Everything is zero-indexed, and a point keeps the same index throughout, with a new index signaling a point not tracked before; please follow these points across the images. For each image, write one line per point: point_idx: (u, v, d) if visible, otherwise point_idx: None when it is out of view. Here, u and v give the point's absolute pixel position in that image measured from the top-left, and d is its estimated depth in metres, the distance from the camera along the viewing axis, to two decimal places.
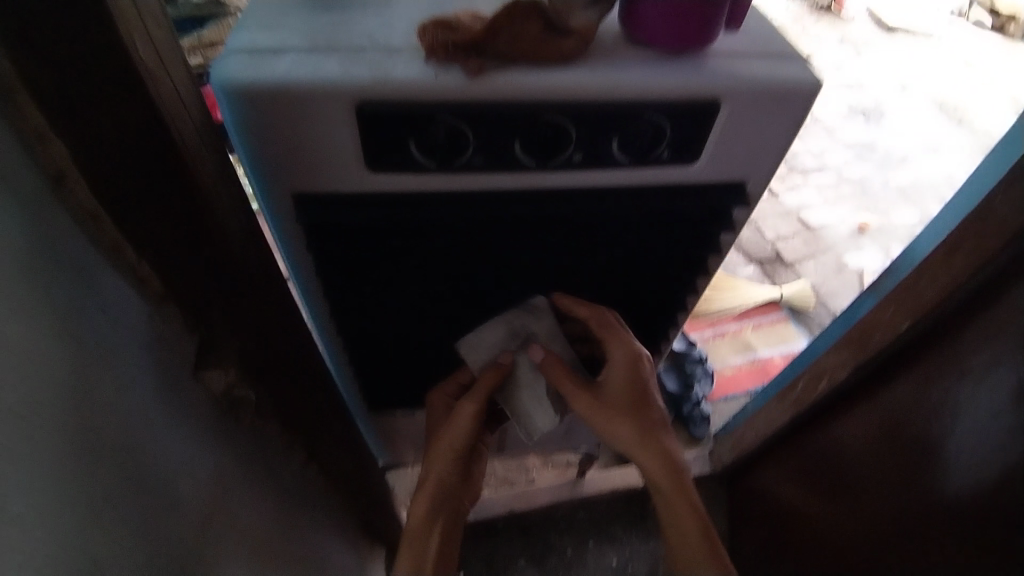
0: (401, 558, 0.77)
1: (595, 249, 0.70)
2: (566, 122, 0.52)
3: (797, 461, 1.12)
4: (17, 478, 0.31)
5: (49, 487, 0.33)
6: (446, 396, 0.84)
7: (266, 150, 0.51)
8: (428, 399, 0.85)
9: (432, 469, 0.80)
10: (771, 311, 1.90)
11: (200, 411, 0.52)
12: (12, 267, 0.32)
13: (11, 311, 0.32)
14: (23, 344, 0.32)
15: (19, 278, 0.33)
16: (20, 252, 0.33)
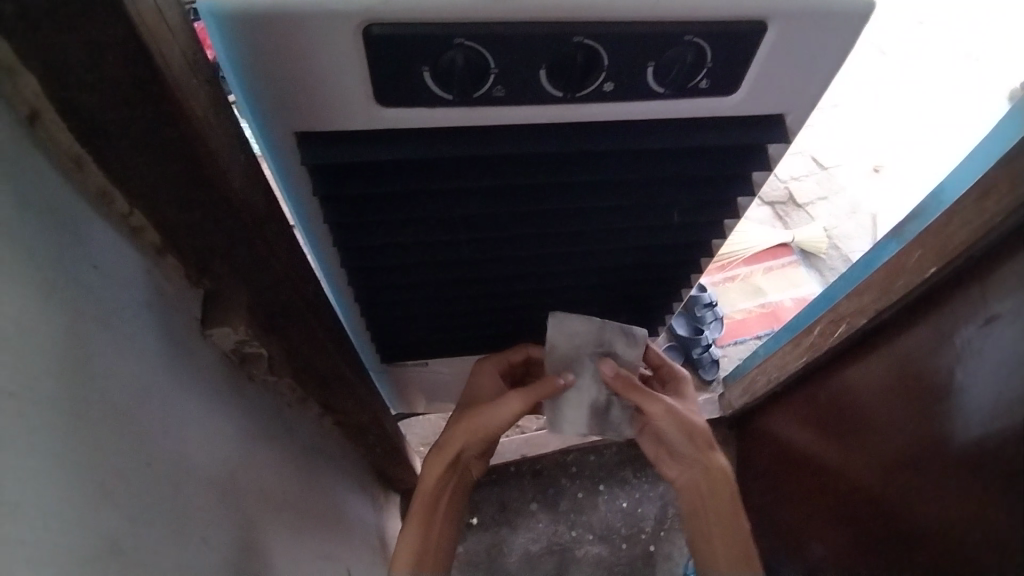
0: (410, 527, 0.75)
1: (621, 191, 0.65)
2: (597, 44, 0.47)
3: (809, 406, 1.08)
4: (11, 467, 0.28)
5: (50, 470, 0.30)
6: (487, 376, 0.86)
7: (265, 85, 0.46)
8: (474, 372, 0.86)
9: (454, 441, 0.77)
10: (782, 254, 1.85)
11: (210, 372, 0.49)
12: None
13: None
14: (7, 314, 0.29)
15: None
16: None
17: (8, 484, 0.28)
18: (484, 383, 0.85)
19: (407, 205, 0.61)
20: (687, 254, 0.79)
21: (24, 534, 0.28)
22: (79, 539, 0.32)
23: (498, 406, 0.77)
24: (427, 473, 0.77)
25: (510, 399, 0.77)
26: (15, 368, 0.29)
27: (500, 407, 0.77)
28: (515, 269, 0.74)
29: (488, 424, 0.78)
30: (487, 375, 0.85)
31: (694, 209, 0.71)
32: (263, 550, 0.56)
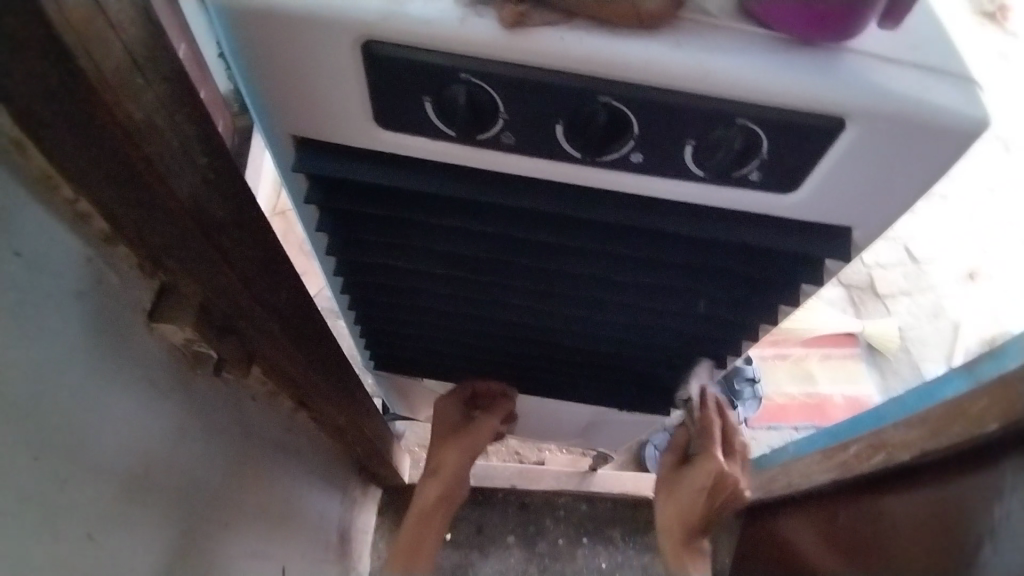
0: (407, 530, 0.82)
1: (648, 269, 0.58)
2: (626, 109, 0.40)
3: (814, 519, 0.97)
4: None
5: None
6: (456, 406, 0.88)
7: (259, 81, 0.42)
8: (437, 401, 0.89)
9: (447, 460, 0.87)
10: (845, 343, 1.70)
11: (150, 365, 0.47)
12: None
13: None
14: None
15: None
16: None
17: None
18: (446, 411, 0.88)
19: (408, 233, 0.55)
20: (712, 346, 0.71)
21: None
22: None
23: (480, 432, 0.86)
24: (421, 494, 0.86)
25: (486, 422, 0.86)
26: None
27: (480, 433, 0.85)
28: (518, 320, 0.68)
29: (474, 443, 0.88)
30: (446, 406, 0.88)
31: (726, 302, 0.63)
32: (178, 548, 0.54)
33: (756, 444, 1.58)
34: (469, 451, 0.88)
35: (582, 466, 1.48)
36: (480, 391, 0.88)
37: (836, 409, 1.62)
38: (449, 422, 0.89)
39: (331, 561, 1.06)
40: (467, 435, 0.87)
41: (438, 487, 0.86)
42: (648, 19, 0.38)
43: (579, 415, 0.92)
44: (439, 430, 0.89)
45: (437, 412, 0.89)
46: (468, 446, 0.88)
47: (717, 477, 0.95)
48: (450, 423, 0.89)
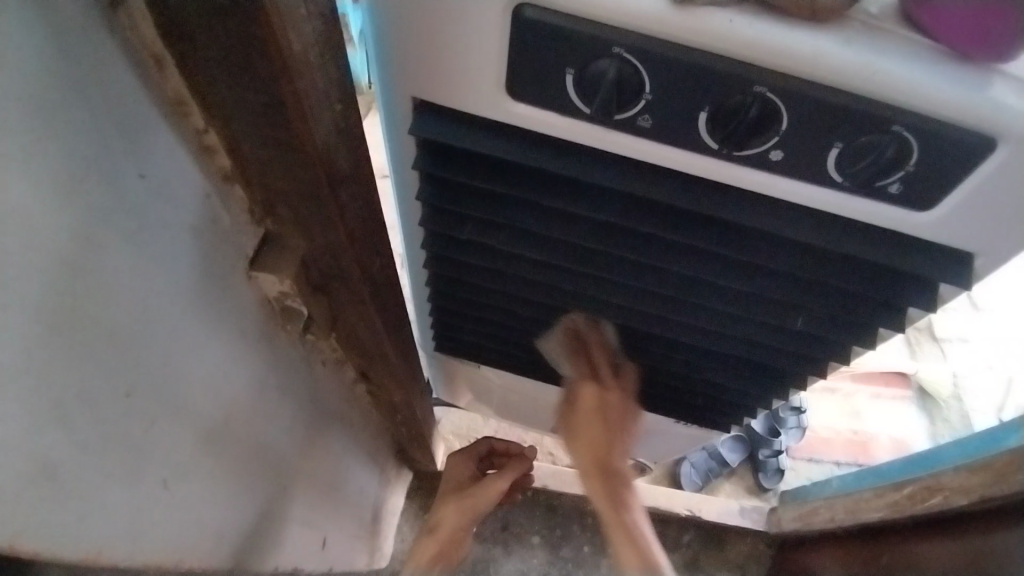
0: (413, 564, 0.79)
1: (750, 274, 0.55)
2: (779, 102, 0.38)
3: (850, 556, 1.04)
4: None
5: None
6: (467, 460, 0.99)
7: (395, 37, 0.41)
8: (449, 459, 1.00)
9: (446, 516, 0.86)
10: (897, 383, 1.63)
11: (244, 313, 0.46)
12: (19, 114, 0.25)
13: (14, 172, 0.25)
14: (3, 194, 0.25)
15: (26, 130, 0.25)
16: (40, 98, 0.26)
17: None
18: (458, 466, 0.99)
19: (510, 212, 0.53)
20: (793, 365, 0.67)
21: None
22: (19, 465, 0.28)
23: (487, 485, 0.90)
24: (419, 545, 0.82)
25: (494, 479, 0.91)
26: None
27: (485, 485, 0.90)
28: (598, 316, 0.65)
29: (476, 503, 0.88)
30: (461, 462, 0.99)
31: (822, 319, 0.60)
32: (239, 504, 0.53)
33: (795, 474, 1.52)
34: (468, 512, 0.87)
35: (614, 474, 1.43)
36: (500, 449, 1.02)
37: (881, 450, 1.55)
38: (457, 477, 0.97)
39: (362, 538, 1.05)
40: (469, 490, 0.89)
41: (433, 544, 0.82)
42: (823, 11, 0.35)
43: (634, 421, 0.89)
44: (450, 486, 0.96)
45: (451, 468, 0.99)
46: (470, 505, 0.87)
47: (603, 411, 0.69)
48: (459, 478, 0.97)
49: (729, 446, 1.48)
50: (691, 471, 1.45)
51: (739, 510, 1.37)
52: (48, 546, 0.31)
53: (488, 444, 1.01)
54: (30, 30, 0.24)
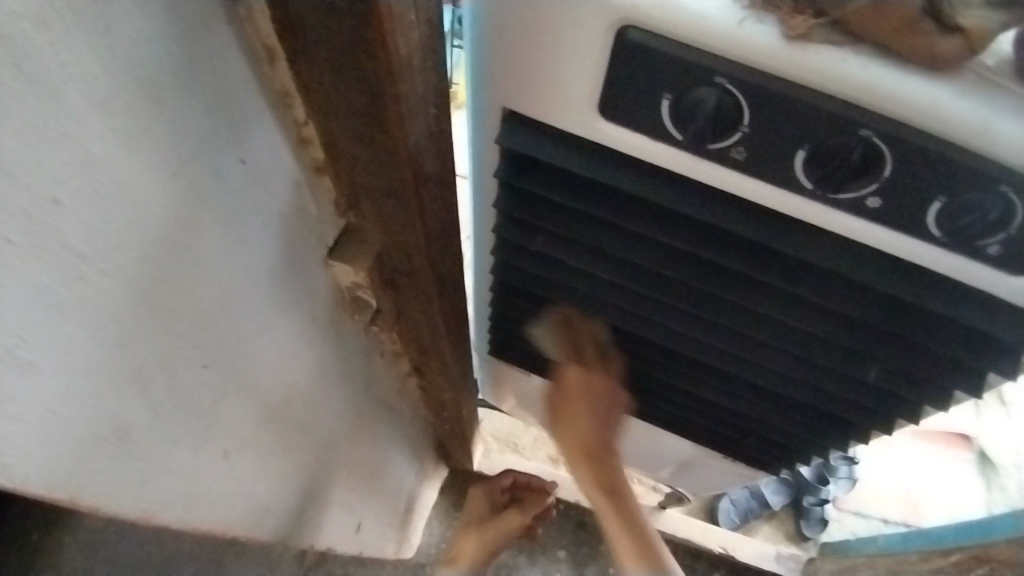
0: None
1: (825, 317, 0.53)
2: (886, 148, 0.36)
3: None
4: (64, 338, 0.27)
5: (81, 342, 0.28)
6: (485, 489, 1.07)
7: (493, 47, 0.41)
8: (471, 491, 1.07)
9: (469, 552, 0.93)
10: (954, 443, 1.46)
11: (316, 299, 0.48)
12: (137, 100, 0.26)
13: (124, 153, 0.27)
14: (110, 172, 0.26)
15: (139, 115, 0.27)
16: (158, 84, 0.27)
17: (21, 347, 0.25)
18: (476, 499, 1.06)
19: (582, 227, 0.53)
20: (857, 417, 0.64)
21: (20, 391, 0.26)
22: (90, 424, 0.30)
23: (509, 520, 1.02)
24: None
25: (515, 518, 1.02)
26: (91, 226, 0.26)
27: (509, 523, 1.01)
28: (657, 341, 0.64)
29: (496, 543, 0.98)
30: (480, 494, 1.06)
31: (897, 374, 0.57)
32: (287, 480, 0.56)
33: (839, 526, 1.44)
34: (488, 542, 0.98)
35: (650, 499, 1.39)
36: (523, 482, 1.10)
37: (932, 513, 1.42)
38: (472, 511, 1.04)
39: (394, 527, 1.07)
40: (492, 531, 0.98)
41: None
42: (938, 62, 0.34)
43: (679, 449, 0.87)
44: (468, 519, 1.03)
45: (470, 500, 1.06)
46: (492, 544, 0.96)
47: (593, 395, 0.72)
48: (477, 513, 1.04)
49: (772, 488, 1.42)
50: (728, 506, 1.39)
51: (776, 556, 1.34)
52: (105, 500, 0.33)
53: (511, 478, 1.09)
54: (159, 23, 0.26)
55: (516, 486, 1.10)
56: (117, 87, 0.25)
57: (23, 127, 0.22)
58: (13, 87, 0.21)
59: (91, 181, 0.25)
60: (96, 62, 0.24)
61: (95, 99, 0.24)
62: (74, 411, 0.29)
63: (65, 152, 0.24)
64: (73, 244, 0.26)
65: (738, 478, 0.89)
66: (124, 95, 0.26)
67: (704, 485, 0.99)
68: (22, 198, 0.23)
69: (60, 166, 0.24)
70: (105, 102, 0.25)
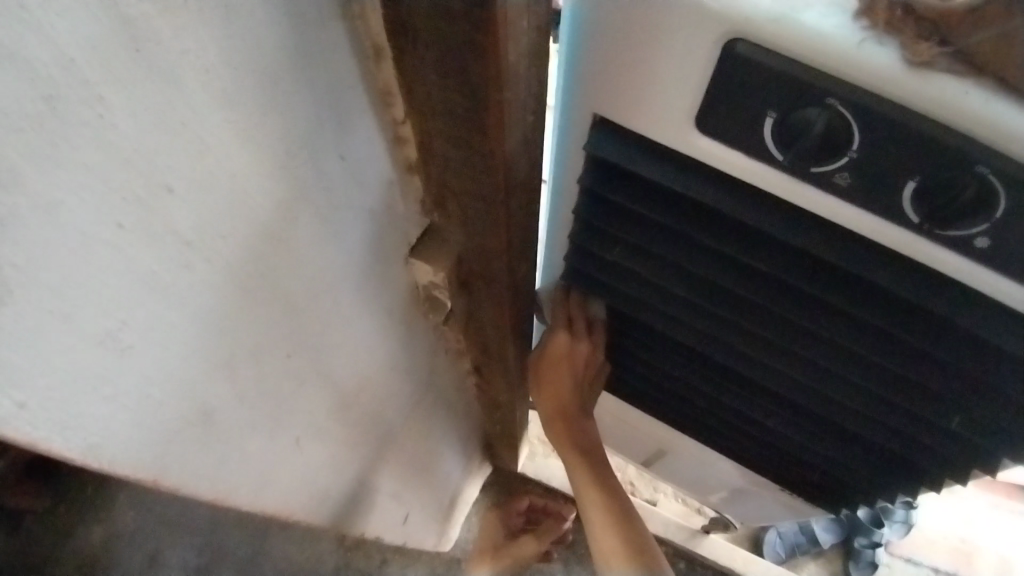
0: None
1: (915, 358, 0.50)
2: (1001, 191, 0.33)
3: None
4: (163, 318, 0.28)
5: (179, 324, 0.29)
6: (514, 514, 1.27)
7: (593, 55, 0.41)
8: (490, 517, 1.28)
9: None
10: (1012, 495, 1.37)
11: (394, 295, 0.49)
12: (253, 92, 0.27)
13: (235, 142, 0.27)
14: (222, 160, 0.27)
15: (253, 106, 0.28)
16: (273, 78, 0.28)
17: (125, 323, 0.26)
18: (490, 528, 1.27)
19: (662, 242, 0.52)
20: (935, 465, 0.60)
21: (116, 371, 0.27)
22: (178, 401, 0.31)
23: (523, 546, 1.22)
24: None
25: (529, 541, 1.23)
26: (200, 214, 0.27)
27: (518, 549, 1.21)
28: (725, 363, 0.62)
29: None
30: (502, 513, 1.28)
31: (987, 425, 0.53)
32: (348, 470, 0.57)
33: (888, 570, 1.34)
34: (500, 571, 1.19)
35: (694, 523, 1.35)
36: (537, 505, 1.28)
37: (986, 566, 1.33)
38: (485, 542, 1.25)
39: (436, 521, 1.08)
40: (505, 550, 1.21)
41: None
42: None
43: (733, 476, 0.84)
44: (483, 547, 1.24)
45: (488, 528, 1.27)
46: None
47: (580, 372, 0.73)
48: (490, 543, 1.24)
49: (824, 525, 1.35)
50: (774, 538, 1.33)
51: None
52: (183, 477, 0.34)
53: (523, 505, 1.27)
54: (282, 19, 0.27)
55: (532, 510, 1.28)
56: (233, 79, 0.26)
57: (145, 113, 0.23)
58: (135, 76, 0.22)
59: (203, 169, 0.26)
60: (218, 56, 0.25)
61: (213, 90, 0.25)
62: (165, 390, 0.30)
63: (185, 138, 0.25)
64: (179, 230, 0.27)
65: (794, 513, 0.86)
66: (238, 90, 0.26)
67: (757, 516, 0.95)
68: (137, 183, 0.24)
69: (179, 153, 0.25)
70: (223, 95, 0.26)
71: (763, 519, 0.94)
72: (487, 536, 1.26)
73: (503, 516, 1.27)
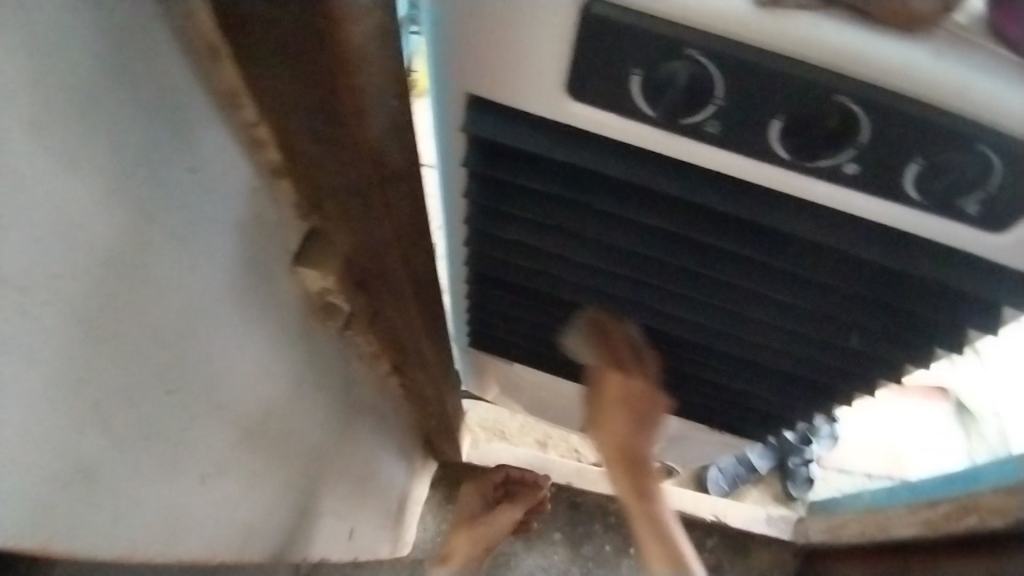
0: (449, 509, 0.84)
1: (808, 287, 0.52)
2: (862, 114, 0.35)
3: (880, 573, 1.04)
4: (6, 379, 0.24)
5: (32, 380, 0.26)
6: (479, 486, 1.09)
7: (453, 32, 0.39)
8: (463, 486, 1.09)
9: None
10: (930, 397, 1.51)
11: (286, 308, 0.46)
12: (71, 112, 0.24)
13: (57, 171, 0.24)
14: (44, 193, 0.24)
15: (72, 130, 0.24)
16: (90, 96, 0.25)
17: None
18: (468, 496, 1.08)
19: (554, 213, 0.51)
20: (840, 382, 0.64)
21: None
22: (48, 465, 0.28)
23: (500, 514, 1.04)
24: None
25: (507, 508, 1.06)
26: (29, 255, 0.24)
27: (500, 518, 1.03)
28: (636, 321, 0.63)
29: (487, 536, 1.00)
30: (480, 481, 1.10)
31: (880, 337, 0.57)
32: (273, 498, 0.54)
33: (826, 484, 1.45)
34: (479, 539, 0.99)
35: None
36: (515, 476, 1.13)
37: (913, 464, 1.46)
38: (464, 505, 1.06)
39: (387, 527, 1.06)
40: (482, 521, 1.02)
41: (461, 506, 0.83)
42: (911, 24, 0.33)
43: (667, 425, 0.87)
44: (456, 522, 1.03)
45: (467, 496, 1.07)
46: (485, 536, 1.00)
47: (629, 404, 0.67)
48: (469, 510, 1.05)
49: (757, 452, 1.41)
50: (716, 473, 1.40)
51: (766, 518, 1.37)
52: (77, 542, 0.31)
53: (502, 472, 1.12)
54: (89, 29, 0.24)
55: (508, 480, 1.12)
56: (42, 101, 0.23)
57: None
58: None
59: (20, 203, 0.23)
60: (17, 69, 0.21)
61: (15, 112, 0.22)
62: (32, 455, 0.27)
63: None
64: (7, 277, 0.23)
65: (727, 450, 0.90)
66: (54, 109, 0.23)
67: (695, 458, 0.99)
68: None
69: None
70: (32, 117, 0.22)
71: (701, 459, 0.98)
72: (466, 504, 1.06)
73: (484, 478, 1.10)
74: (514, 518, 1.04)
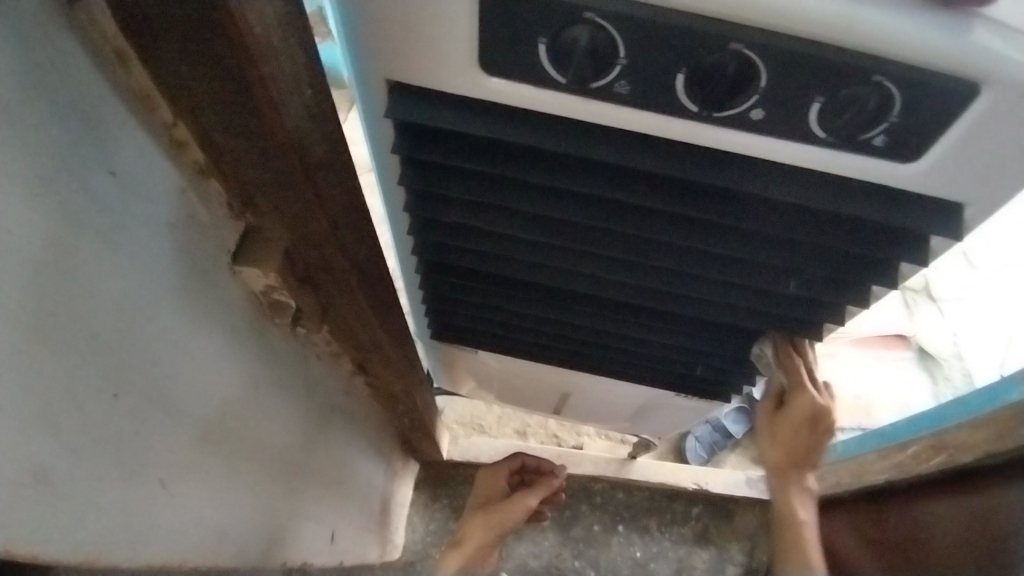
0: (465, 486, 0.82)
1: (741, 238, 0.54)
2: (757, 59, 0.37)
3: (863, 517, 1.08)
4: None
5: None
6: (497, 475, 1.09)
7: (364, 22, 0.40)
8: (480, 475, 1.09)
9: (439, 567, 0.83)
10: (893, 345, 1.55)
11: (231, 309, 0.46)
12: None
13: None
14: None
15: None
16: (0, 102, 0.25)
17: None
18: (488, 482, 1.08)
19: (490, 191, 0.53)
20: (788, 330, 0.67)
21: None
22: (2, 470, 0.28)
23: (517, 502, 0.99)
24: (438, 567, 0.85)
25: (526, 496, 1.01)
26: None
27: (513, 504, 0.98)
28: (585, 291, 0.65)
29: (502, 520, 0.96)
30: (497, 472, 1.09)
31: (818, 281, 0.59)
32: (243, 501, 0.54)
33: None
34: (495, 526, 0.96)
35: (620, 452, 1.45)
36: (531, 466, 1.12)
37: (884, 411, 1.50)
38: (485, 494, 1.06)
39: (371, 530, 1.06)
40: (497, 507, 0.98)
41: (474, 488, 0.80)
42: None
43: (635, 395, 0.89)
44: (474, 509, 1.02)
45: (484, 483, 1.08)
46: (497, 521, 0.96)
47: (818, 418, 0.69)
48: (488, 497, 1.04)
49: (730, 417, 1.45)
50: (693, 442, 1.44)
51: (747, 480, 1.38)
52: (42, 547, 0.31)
53: (519, 460, 1.11)
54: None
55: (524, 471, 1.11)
56: None
57: None
58: None
59: None
60: None
61: None
62: None
63: None
64: None
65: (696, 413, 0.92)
66: None
67: (668, 426, 1.01)
68: None
69: None
70: None
71: (673, 426, 1.01)
72: (486, 489, 1.07)
73: (499, 466, 1.10)
74: (529, 505, 0.98)
